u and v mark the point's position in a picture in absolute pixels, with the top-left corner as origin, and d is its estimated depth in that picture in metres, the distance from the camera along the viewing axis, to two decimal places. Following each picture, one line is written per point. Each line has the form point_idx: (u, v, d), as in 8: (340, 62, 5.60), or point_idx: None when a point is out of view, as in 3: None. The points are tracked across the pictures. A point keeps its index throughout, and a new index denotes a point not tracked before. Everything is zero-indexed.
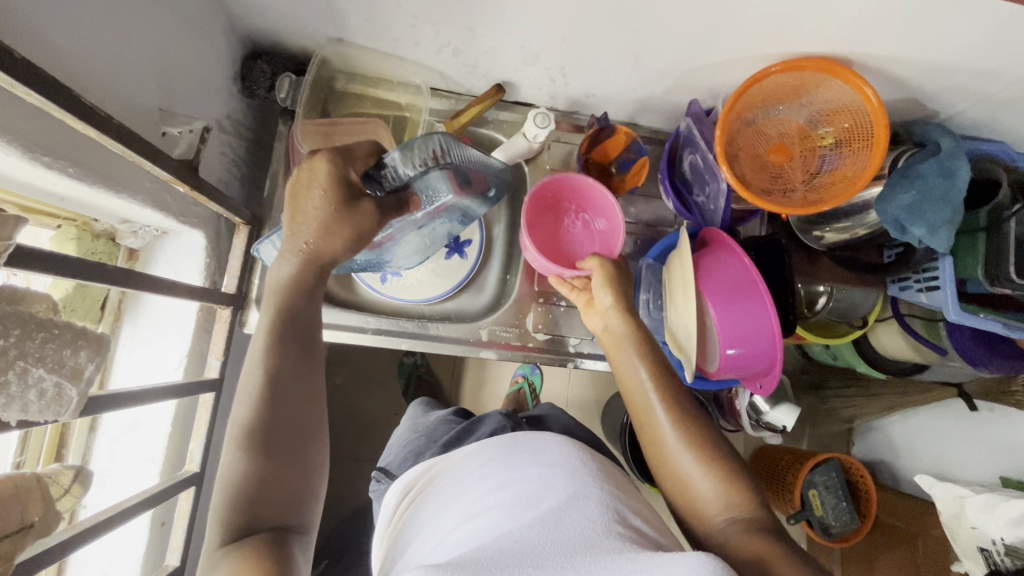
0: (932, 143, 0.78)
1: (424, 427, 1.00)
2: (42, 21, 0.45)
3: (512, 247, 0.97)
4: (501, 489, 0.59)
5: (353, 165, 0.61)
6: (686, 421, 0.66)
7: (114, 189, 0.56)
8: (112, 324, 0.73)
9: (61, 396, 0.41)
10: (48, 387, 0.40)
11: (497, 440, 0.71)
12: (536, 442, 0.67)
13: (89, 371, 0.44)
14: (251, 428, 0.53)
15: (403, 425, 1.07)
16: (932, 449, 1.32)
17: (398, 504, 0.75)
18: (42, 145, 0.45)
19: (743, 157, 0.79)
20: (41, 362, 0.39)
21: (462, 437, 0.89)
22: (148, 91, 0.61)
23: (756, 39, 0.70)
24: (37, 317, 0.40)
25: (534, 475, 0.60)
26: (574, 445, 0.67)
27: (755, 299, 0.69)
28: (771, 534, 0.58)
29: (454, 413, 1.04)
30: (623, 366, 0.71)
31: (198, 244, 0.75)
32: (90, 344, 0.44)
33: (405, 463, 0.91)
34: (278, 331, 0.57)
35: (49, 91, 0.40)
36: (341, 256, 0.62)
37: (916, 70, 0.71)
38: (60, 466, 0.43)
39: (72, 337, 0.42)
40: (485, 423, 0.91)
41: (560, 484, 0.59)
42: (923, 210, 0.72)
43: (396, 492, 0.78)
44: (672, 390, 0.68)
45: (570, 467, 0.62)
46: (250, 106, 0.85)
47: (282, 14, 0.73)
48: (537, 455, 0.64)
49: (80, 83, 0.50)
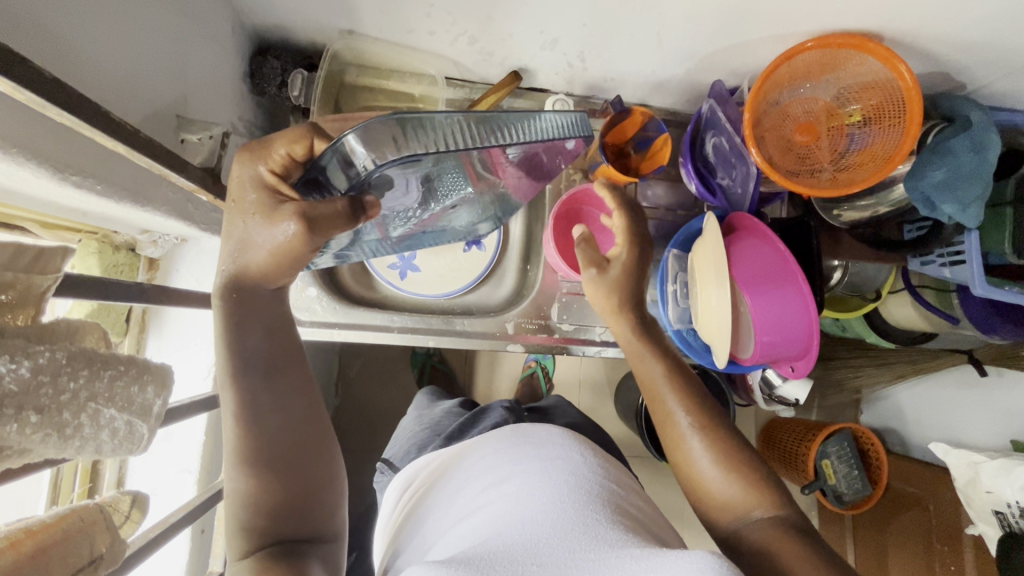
0: (960, 118, 0.76)
1: (430, 419, 0.99)
2: (59, 31, 0.43)
3: (528, 236, 0.96)
4: (505, 481, 0.60)
5: (266, 162, 0.50)
6: (699, 411, 0.65)
7: (138, 203, 0.54)
8: (137, 336, 0.72)
9: (133, 433, 0.39)
10: (119, 425, 0.38)
11: (500, 432, 0.72)
12: (538, 435, 0.69)
13: (159, 406, 0.41)
14: (245, 447, 0.51)
15: (410, 417, 1.07)
16: (944, 416, 1.34)
17: (400, 498, 0.75)
18: (69, 163, 0.44)
19: (769, 139, 0.77)
20: (111, 403, 0.38)
21: (465, 428, 0.88)
22: (164, 97, 0.58)
23: (787, 16, 0.67)
24: (102, 355, 0.38)
25: (537, 469, 0.61)
26: (574, 439, 0.69)
27: (789, 285, 0.69)
28: (799, 530, 0.55)
29: (460, 404, 1.03)
30: (642, 370, 0.70)
31: (218, 250, 0.74)
32: (155, 378, 0.41)
33: (410, 454, 0.92)
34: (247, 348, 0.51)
35: (82, 110, 0.38)
36: (275, 278, 0.51)
37: (948, 44, 0.70)
38: (119, 493, 0.43)
39: (136, 373, 0.40)
40: (488, 417, 0.91)
41: (562, 479, 0.59)
42: (955, 187, 0.71)
43: (397, 486, 0.78)
44: (690, 384, 0.68)
45: (570, 464, 0.62)
46: (259, 104, 0.83)
47: (290, 7, 0.70)
48: (539, 448, 0.65)
49: (101, 95, 0.48)
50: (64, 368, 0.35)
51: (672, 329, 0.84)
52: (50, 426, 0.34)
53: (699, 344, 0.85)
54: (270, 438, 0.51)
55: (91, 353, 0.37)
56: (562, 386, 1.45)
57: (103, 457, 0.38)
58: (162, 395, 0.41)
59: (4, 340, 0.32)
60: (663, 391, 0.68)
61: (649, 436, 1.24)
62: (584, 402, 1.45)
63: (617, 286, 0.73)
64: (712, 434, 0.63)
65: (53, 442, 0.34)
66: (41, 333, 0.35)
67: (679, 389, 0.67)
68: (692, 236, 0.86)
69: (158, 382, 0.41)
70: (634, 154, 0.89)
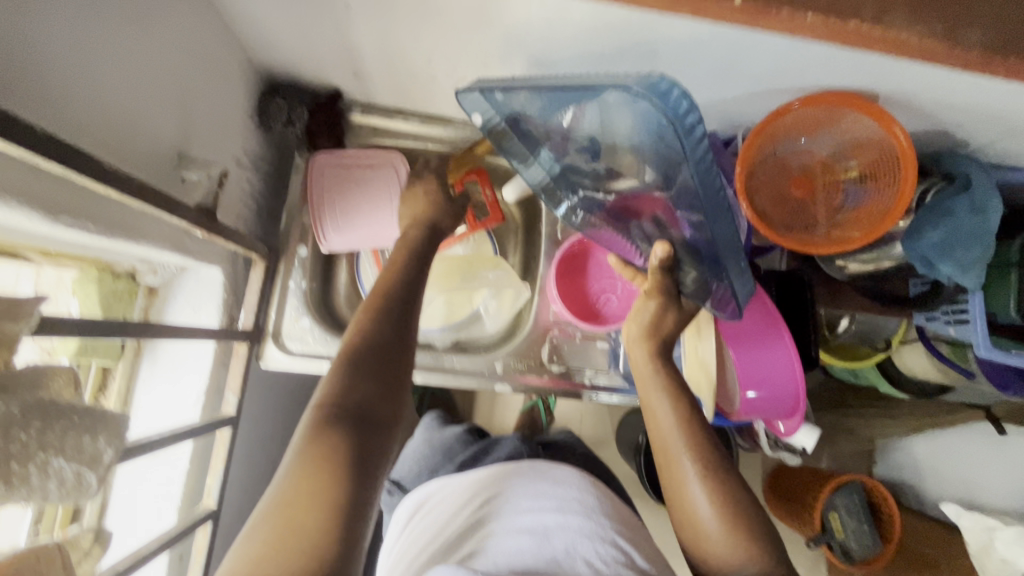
0: (961, 176, 0.74)
1: (438, 441, 0.95)
2: (53, 85, 0.45)
3: (509, 285, 0.93)
4: (525, 517, 0.62)
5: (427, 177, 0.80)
6: (704, 458, 0.63)
7: (134, 239, 0.56)
8: (131, 360, 0.74)
9: (81, 484, 0.39)
10: (67, 474, 0.39)
11: (517, 463, 0.72)
12: (556, 472, 0.69)
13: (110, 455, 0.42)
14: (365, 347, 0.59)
15: (416, 435, 1.02)
16: (958, 475, 1.27)
17: (409, 522, 0.70)
18: (62, 207, 0.46)
19: (764, 191, 0.77)
20: (59, 452, 0.38)
21: (479, 458, 0.87)
22: (163, 139, 0.61)
23: (778, 75, 0.68)
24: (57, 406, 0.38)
25: (555, 510, 0.62)
26: (589, 478, 0.70)
27: (774, 339, 0.69)
28: None
29: (469, 428, 0.98)
30: (651, 401, 0.68)
31: (216, 279, 0.76)
32: (108, 427, 0.42)
33: (421, 478, 0.89)
34: (358, 443, 0.53)
35: (64, 159, 0.40)
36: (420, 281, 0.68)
37: (944, 105, 0.68)
38: (81, 529, 0.46)
39: (89, 422, 0.40)
40: (502, 445, 0.89)
41: (576, 523, 0.61)
42: (953, 249, 0.70)
43: (409, 507, 0.73)
44: (697, 431, 0.64)
45: (585, 507, 0.63)
46: (267, 138, 0.86)
47: (294, 49, 0.73)
48: (556, 487, 0.66)
49: (96, 139, 0.51)
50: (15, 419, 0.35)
51: None
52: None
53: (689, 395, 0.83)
54: (392, 367, 0.60)
55: (45, 404, 0.38)
56: (563, 420, 1.42)
57: (48, 504, 0.38)
58: (112, 445, 0.42)
59: None
60: (670, 432, 0.65)
61: (647, 478, 1.21)
62: (584, 436, 1.42)
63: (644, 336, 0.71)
64: (713, 467, 0.62)
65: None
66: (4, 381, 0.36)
67: (686, 433, 0.64)
68: None
69: (110, 433, 0.42)
70: None
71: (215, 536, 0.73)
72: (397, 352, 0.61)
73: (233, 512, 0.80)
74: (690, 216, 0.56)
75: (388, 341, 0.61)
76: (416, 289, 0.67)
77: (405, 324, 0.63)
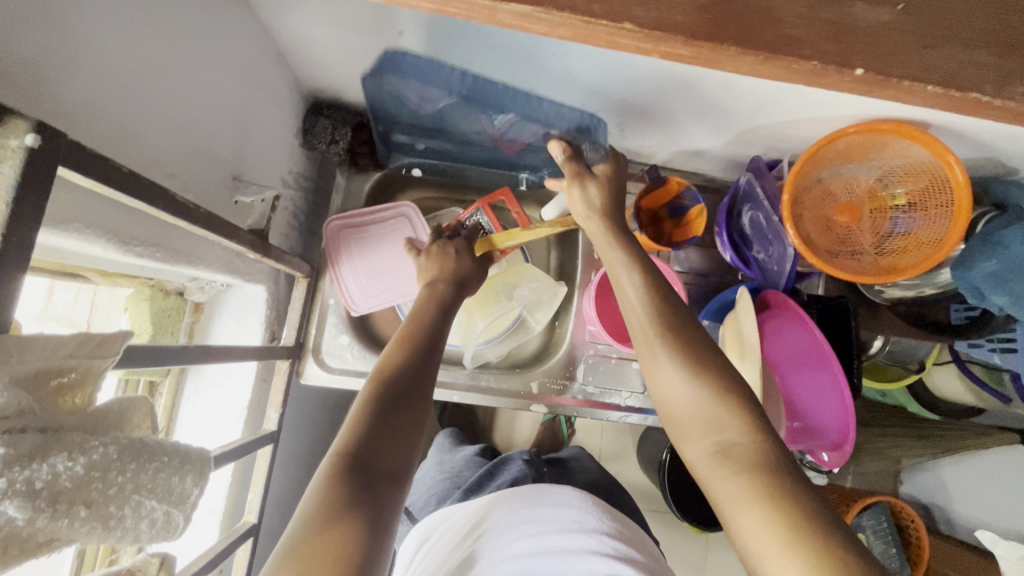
0: (1016, 207, 0.73)
1: (449, 467, 0.94)
2: (132, 122, 0.47)
3: (545, 295, 0.91)
4: (524, 542, 0.60)
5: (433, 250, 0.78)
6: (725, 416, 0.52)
7: (191, 263, 0.58)
8: (177, 376, 0.75)
9: (170, 522, 0.38)
10: (158, 515, 0.37)
11: (519, 487, 0.70)
12: (556, 494, 0.67)
13: (195, 495, 0.40)
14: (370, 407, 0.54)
15: (429, 459, 1.02)
16: (985, 502, 1.23)
17: (416, 553, 0.71)
18: (133, 237, 0.48)
19: (808, 217, 0.76)
20: (153, 493, 0.36)
21: (484, 482, 0.84)
22: (222, 165, 0.63)
23: (828, 104, 0.67)
24: (150, 446, 0.36)
25: (554, 533, 0.60)
26: (594, 500, 0.67)
27: (825, 372, 0.67)
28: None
29: (479, 450, 0.98)
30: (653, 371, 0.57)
31: (260, 297, 0.77)
32: (196, 465, 0.40)
33: (427, 507, 0.87)
34: (369, 509, 0.47)
35: (150, 195, 0.41)
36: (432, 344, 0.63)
37: (997, 135, 0.68)
38: (149, 556, 0.47)
39: (179, 463, 0.38)
40: (508, 467, 0.86)
41: (577, 544, 0.59)
42: (1007, 280, 0.68)
43: (414, 542, 0.74)
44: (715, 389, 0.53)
45: (587, 528, 0.62)
46: (309, 156, 0.88)
47: (343, 72, 0.74)
48: (556, 510, 0.64)
49: (166, 171, 0.53)
50: (115, 463, 0.34)
51: None
52: (97, 519, 0.33)
53: None
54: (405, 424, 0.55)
55: (139, 445, 0.36)
56: (584, 434, 1.40)
57: (138, 544, 0.37)
58: (199, 484, 0.40)
59: (62, 435, 0.32)
60: (685, 397, 0.54)
61: (671, 497, 1.19)
62: (606, 451, 1.41)
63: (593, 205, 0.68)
64: (711, 387, 0.53)
65: (96, 534, 0.34)
66: (93, 423, 0.35)
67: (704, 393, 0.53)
68: (724, 305, 0.84)
69: (197, 471, 0.39)
70: (669, 220, 0.89)
71: (254, 553, 0.74)
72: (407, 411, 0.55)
73: (269, 527, 0.81)
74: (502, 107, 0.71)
75: (398, 393, 0.56)
76: (431, 352, 0.63)
77: (421, 378, 0.59)
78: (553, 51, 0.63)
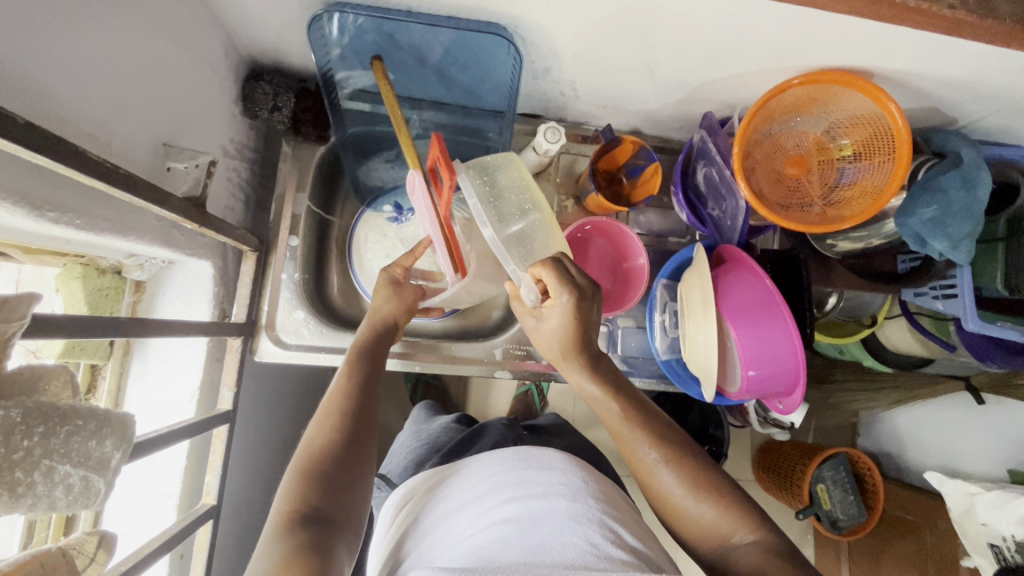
0: (952, 154, 0.75)
1: (427, 435, 0.93)
2: (41, 77, 0.44)
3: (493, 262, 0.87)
4: (506, 504, 0.57)
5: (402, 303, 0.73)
6: (666, 444, 0.61)
7: (119, 233, 0.55)
8: (121, 359, 0.72)
9: (89, 488, 0.41)
10: (75, 481, 0.40)
11: (500, 452, 0.68)
12: (542, 457, 0.65)
13: (117, 459, 0.43)
14: (335, 430, 0.59)
15: (406, 429, 1.00)
16: (936, 446, 1.28)
17: (394, 516, 0.69)
18: (46, 201, 0.45)
19: (759, 170, 0.78)
20: (67, 458, 0.39)
21: (465, 446, 0.84)
22: (148, 130, 0.59)
23: (772, 56, 0.67)
24: (62, 411, 0.39)
25: (540, 494, 0.59)
26: (577, 464, 0.66)
27: (775, 319, 0.68)
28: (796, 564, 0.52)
29: (456, 419, 0.97)
30: (620, 431, 0.63)
31: (206, 272, 0.74)
32: (116, 430, 0.43)
33: (406, 473, 0.84)
34: (318, 532, 0.50)
35: (54, 149, 0.38)
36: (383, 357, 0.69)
37: (937, 81, 0.69)
38: (85, 534, 0.47)
39: (96, 427, 0.42)
40: (488, 431, 0.87)
41: (563, 506, 0.57)
42: (945, 224, 0.70)
43: (392, 507, 0.71)
44: (658, 425, 0.63)
45: (573, 490, 0.60)
46: (252, 126, 0.83)
47: (277, 31, 0.70)
48: (541, 473, 0.62)
49: (84, 131, 0.49)
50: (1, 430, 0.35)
51: (661, 359, 0.85)
52: (2, 486, 0.35)
53: (685, 376, 0.85)
54: (362, 443, 0.60)
55: (48, 409, 0.38)
56: (556, 404, 1.41)
57: (57, 512, 0.39)
58: (120, 448, 0.43)
59: None
60: (627, 433, 0.62)
61: None
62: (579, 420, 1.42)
63: (564, 336, 0.64)
64: (666, 435, 0.62)
65: (4, 501, 0.36)
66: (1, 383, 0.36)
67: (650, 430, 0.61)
68: (681, 263, 0.86)
69: (117, 437, 0.43)
70: (627, 181, 0.89)
71: (216, 535, 0.71)
72: (365, 424, 0.61)
73: (231, 509, 0.79)
74: (431, 48, 0.70)
75: (359, 415, 0.61)
76: (372, 379, 0.66)
77: (361, 420, 0.61)
78: (495, 3, 0.61)
